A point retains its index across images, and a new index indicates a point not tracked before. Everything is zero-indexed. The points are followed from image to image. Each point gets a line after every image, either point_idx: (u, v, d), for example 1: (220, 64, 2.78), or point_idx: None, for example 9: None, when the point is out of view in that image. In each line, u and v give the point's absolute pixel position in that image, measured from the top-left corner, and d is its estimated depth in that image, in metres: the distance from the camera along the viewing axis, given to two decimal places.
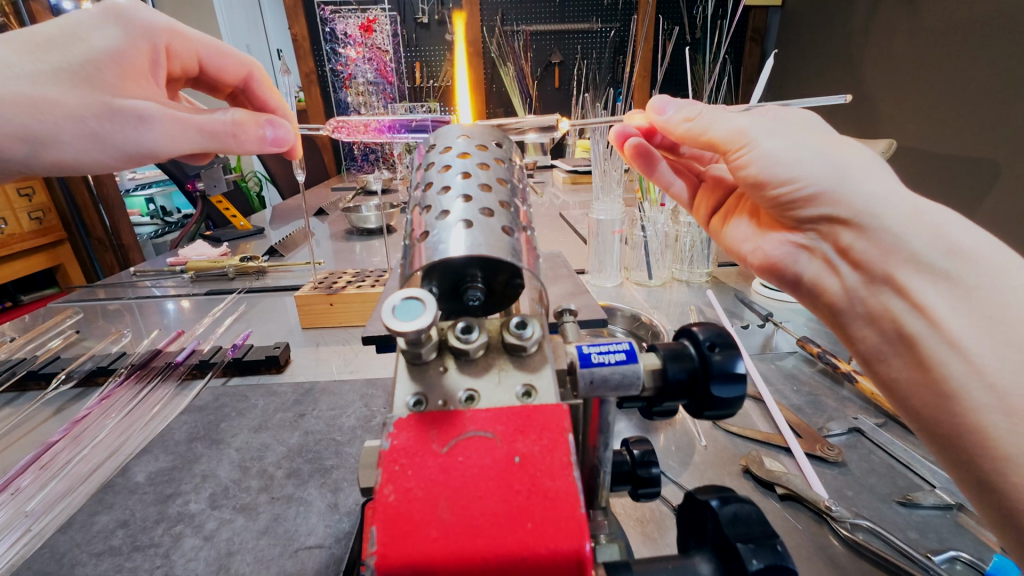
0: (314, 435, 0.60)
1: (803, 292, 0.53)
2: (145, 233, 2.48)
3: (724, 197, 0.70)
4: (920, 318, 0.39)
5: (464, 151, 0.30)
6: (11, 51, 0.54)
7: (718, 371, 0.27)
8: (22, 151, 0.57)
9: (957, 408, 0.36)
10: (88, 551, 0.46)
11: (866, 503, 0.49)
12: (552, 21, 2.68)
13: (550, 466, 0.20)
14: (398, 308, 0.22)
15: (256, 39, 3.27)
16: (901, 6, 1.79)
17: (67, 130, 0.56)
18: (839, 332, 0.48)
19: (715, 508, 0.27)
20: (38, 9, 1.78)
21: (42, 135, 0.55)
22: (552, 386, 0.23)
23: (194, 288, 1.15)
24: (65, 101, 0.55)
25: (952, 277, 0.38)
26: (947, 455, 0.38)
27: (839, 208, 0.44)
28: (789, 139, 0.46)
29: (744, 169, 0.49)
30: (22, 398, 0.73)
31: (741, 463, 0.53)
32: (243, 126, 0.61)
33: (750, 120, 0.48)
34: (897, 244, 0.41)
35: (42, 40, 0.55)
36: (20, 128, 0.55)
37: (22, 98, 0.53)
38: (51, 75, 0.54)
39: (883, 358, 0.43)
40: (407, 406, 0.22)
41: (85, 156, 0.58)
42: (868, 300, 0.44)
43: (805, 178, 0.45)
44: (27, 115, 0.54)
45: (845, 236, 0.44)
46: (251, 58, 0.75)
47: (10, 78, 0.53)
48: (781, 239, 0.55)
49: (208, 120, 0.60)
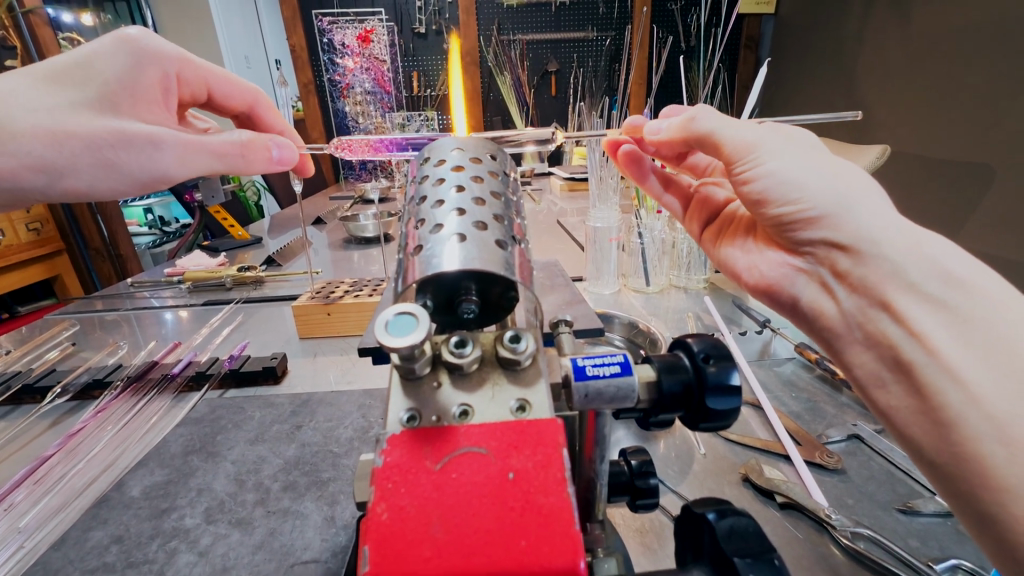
0: (310, 447, 0.60)
1: (800, 315, 0.52)
2: (144, 243, 2.49)
3: (717, 214, 0.70)
4: (917, 345, 0.39)
5: (459, 164, 0.30)
6: (26, 83, 0.54)
7: (713, 383, 0.26)
8: (37, 181, 0.57)
9: (955, 436, 0.36)
10: (81, 568, 0.46)
11: (866, 511, 0.48)
12: (548, 30, 2.71)
13: (544, 482, 0.20)
14: (392, 323, 0.22)
15: (255, 50, 3.30)
16: (894, 13, 1.82)
17: (82, 159, 0.56)
18: (834, 357, 0.48)
19: (712, 521, 0.27)
20: (36, 22, 1.80)
21: (60, 166, 0.56)
22: (546, 401, 0.22)
23: (192, 298, 1.15)
24: (83, 131, 0.55)
25: (948, 305, 0.38)
26: (946, 484, 0.38)
27: (838, 233, 0.44)
28: (794, 160, 0.47)
29: (749, 185, 0.49)
30: (17, 411, 0.72)
31: (740, 472, 0.53)
32: (252, 148, 0.63)
33: (758, 137, 0.49)
34: (895, 271, 0.41)
35: (58, 72, 0.55)
36: (36, 159, 0.55)
37: (41, 130, 0.54)
38: (70, 107, 0.55)
39: (880, 384, 0.43)
40: (400, 421, 0.22)
41: (98, 184, 0.59)
42: (865, 325, 0.43)
43: (810, 198, 0.45)
44: (44, 145, 0.54)
45: (843, 261, 0.44)
46: (255, 86, 0.75)
47: (25, 111, 0.53)
48: (779, 259, 0.55)
49: (220, 143, 0.61)
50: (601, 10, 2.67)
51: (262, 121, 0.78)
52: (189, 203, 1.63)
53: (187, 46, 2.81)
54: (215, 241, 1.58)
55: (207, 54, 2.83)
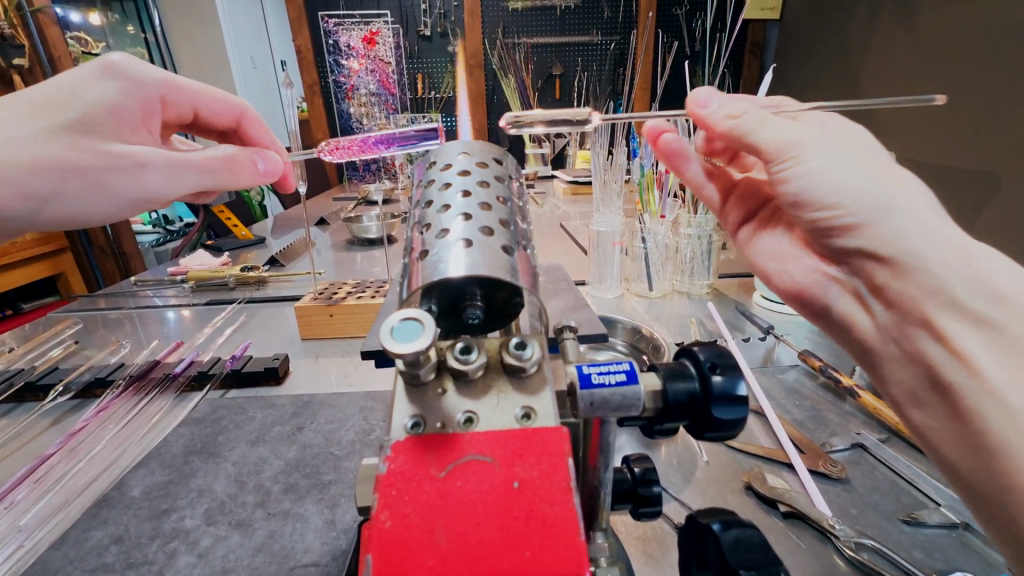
0: (311, 449, 0.60)
1: (835, 323, 0.54)
2: (147, 242, 2.51)
3: (758, 205, 0.68)
4: (961, 367, 0.40)
5: (465, 168, 0.30)
6: (8, 114, 0.54)
7: (719, 393, 0.26)
8: (22, 209, 0.57)
9: (998, 465, 0.37)
10: (81, 568, 0.46)
11: (870, 521, 0.48)
12: (552, 34, 2.71)
13: (549, 491, 0.20)
14: (397, 329, 0.21)
15: (261, 51, 3.33)
16: (898, 19, 1.82)
17: (69, 186, 0.57)
18: (870, 370, 0.50)
19: (717, 532, 0.27)
20: (45, 21, 1.81)
21: (48, 194, 0.56)
22: (551, 409, 0.22)
23: (195, 298, 1.15)
24: (68, 158, 0.55)
25: (994, 325, 0.38)
26: (978, 505, 0.40)
27: (883, 245, 0.43)
28: (839, 160, 0.45)
29: (784, 186, 0.48)
30: (19, 409, 0.73)
31: (743, 480, 0.53)
32: (238, 163, 0.64)
33: (801, 136, 0.47)
34: (938, 287, 0.40)
35: (40, 101, 0.55)
36: (24, 188, 0.55)
37: (27, 160, 0.54)
38: (50, 133, 0.55)
39: (917, 402, 0.45)
40: (405, 428, 0.21)
41: (87, 208, 0.59)
42: (903, 341, 0.44)
43: (851, 206, 0.44)
44: (31, 175, 0.55)
45: (883, 273, 0.44)
46: (242, 100, 0.77)
47: (7, 142, 0.53)
48: (813, 267, 0.56)
49: (205, 158, 0.62)
50: (606, 14, 2.68)
51: (246, 135, 0.81)
52: (194, 201, 1.65)
53: (194, 47, 2.85)
54: (219, 241, 1.59)
55: (214, 53, 2.86)
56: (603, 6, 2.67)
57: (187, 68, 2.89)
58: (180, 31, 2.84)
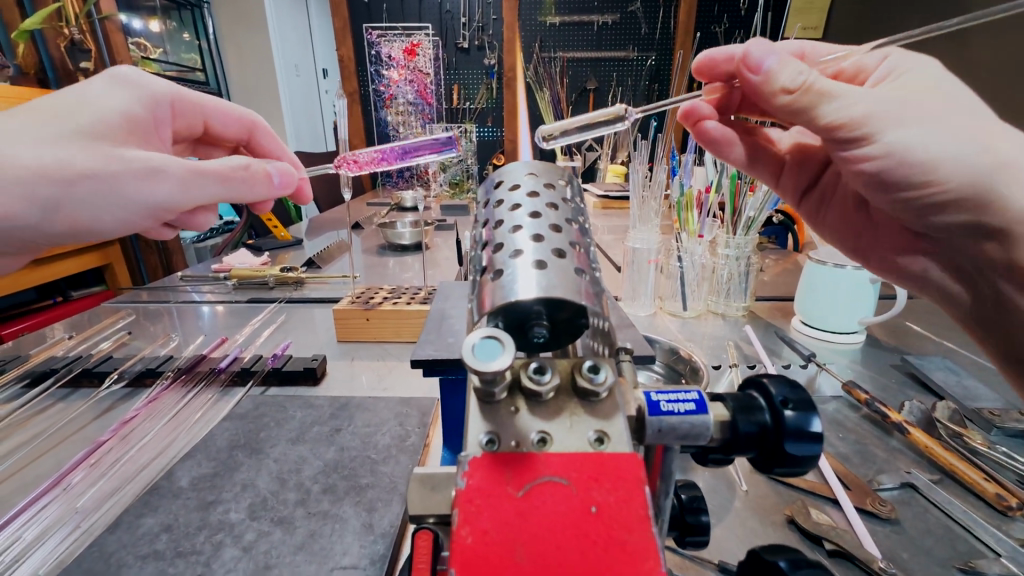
0: (349, 451, 0.61)
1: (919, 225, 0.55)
2: (188, 238, 2.63)
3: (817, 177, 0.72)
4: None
5: (533, 190, 0.31)
6: (19, 122, 0.53)
7: (791, 428, 0.26)
8: (32, 216, 0.56)
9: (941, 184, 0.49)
10: (134, 553, 0.48)
11: (924, 567, 0.46)
12: (588, 49, 2.74)
13: (626, 519, 0.20)
14: (478, 347, 0.22)
15: (305, 59, 3.47)
16: (949, 43, 1.77)
17: (78, 190, 0.56)
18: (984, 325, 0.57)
19: (784, 569, 0.26)
20: (111, 28, 1.94)
21: (58, 198, 0.55)
22: (624, 434, 0.22)
23: (236, 295, 1.19)
24: (88, 164, 0.55)
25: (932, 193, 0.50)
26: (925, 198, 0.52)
27: (966, 200, 0.49)
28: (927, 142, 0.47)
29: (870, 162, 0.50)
30: (76, 394, 0.76)
31: (786, 513, 0.51)
32: (252, 172, 0.64)
33: (872, 102, 0.47)
34: (969, 173, 0.47)
35: (49, 107, 0.55)
36: (36, 195, 0.55)
37: (34, 165, 0.53)
38: (61, 139, 0.54)
39: (986, 213, 0.49)
40: (480, 444, 0.22)
41: (100, 214, 0.58)
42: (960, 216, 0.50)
43: (951, 180, 0.48)
44: (39, 178, 0.53)
45: (934, 189, 0.49)
46: (250, 112, 0.84)
47: (27, 148, 0.53)
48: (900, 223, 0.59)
49: (224, 167, 0.62)
50: (643, 30, 2.69)
51: (258, 147, 0.87)
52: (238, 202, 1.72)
53: (246, 58, 3.00)
54: (259, 241, 1.65)
55: (262, 60, 2.99)
56: (641, 23, 2.68)
57: (235, 75, 3.05)
58: (232, 38, 2.99)
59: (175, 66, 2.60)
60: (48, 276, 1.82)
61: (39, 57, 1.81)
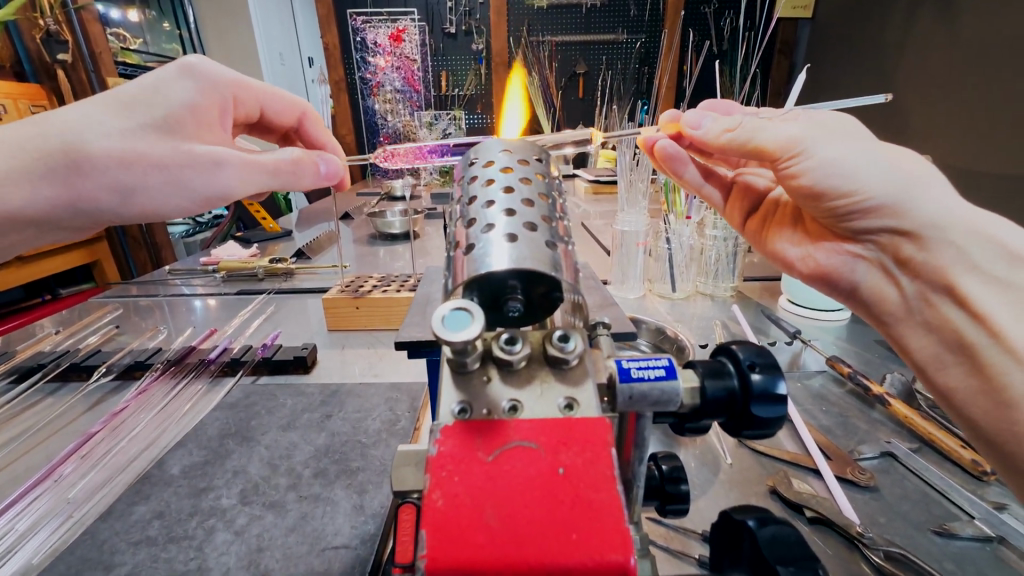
0: (339, 437, 0.62)
1: (858, 299, 0.56)
2: (177, 233, 2.61)
3: (759, 203, 0.72)
4: (980, 328, 0.43)
5: (507, 166, 0.31)
6: (97, 111, 0.52)
7: (758, 392, 0.26)
8: (110, 202, 0.54)
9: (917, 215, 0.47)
10: (126, 539, 0.48)
11: (900, 531, 0.47)
12: (577, 32, 2.71)
13: (593, 479, 0.20)
14: (448, 318, 0.22)
15: (290, 48, 3.41)
16: (937, 21, 1.76)
17: (153, 179, 0.54)
18: (892, 339, 0.53)
19: (753, 528, 0.27)
20: (88, 19, 1.85)
21: (134, 186, 0.54)
22: (593, 400, 0.23)
23: (225, 287, 1.19)
24: (157, 154, 0.53)
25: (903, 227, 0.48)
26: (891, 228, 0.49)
27: (902, 221, 0.47)
28: (844, 149, 0.49)
29: (798, 179, 0.52)
30: (65, 388, 0.76)
31: (768, 484, 0.53)
32: (303, 165, 0.63)
33: (800, 130, 0.50)
34: (958, 254, 0.45)
35: (128, 99, 0.53)
36: (112, 181, 0.53)
37: (115, 153, 0.52)
38: (138, 130, 0.53)
39: (940, 366, 0.48)
40: (452, 413, 0.22)
41: (168, 202, 0.57)
42: (927, 310, 0.48)
43: (868, 190, 0.48)
44: (120, 168, 0.52)
45: (909, 248, 0.48)
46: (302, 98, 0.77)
47: (100, 136, 0.51)
48: (833, 248, 0.58)
49: (274, 161, 0.61)
50: (632, 12, 2.66)
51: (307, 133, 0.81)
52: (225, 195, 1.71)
53: (229, 47, 2.94)
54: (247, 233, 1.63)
55: (246, 50, 2.94)
56: (629, 5, 2.65)
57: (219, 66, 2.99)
58: (212, 26, 2.91)
59: (155, 58, 2.53)
60: (34, 275, 1.79)
61: (13, 48, 1.77)
